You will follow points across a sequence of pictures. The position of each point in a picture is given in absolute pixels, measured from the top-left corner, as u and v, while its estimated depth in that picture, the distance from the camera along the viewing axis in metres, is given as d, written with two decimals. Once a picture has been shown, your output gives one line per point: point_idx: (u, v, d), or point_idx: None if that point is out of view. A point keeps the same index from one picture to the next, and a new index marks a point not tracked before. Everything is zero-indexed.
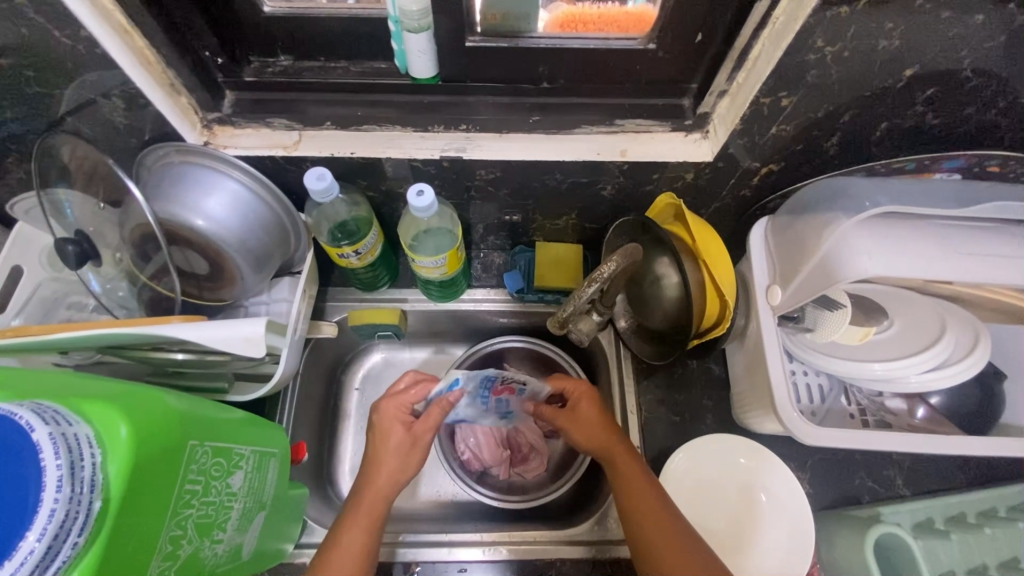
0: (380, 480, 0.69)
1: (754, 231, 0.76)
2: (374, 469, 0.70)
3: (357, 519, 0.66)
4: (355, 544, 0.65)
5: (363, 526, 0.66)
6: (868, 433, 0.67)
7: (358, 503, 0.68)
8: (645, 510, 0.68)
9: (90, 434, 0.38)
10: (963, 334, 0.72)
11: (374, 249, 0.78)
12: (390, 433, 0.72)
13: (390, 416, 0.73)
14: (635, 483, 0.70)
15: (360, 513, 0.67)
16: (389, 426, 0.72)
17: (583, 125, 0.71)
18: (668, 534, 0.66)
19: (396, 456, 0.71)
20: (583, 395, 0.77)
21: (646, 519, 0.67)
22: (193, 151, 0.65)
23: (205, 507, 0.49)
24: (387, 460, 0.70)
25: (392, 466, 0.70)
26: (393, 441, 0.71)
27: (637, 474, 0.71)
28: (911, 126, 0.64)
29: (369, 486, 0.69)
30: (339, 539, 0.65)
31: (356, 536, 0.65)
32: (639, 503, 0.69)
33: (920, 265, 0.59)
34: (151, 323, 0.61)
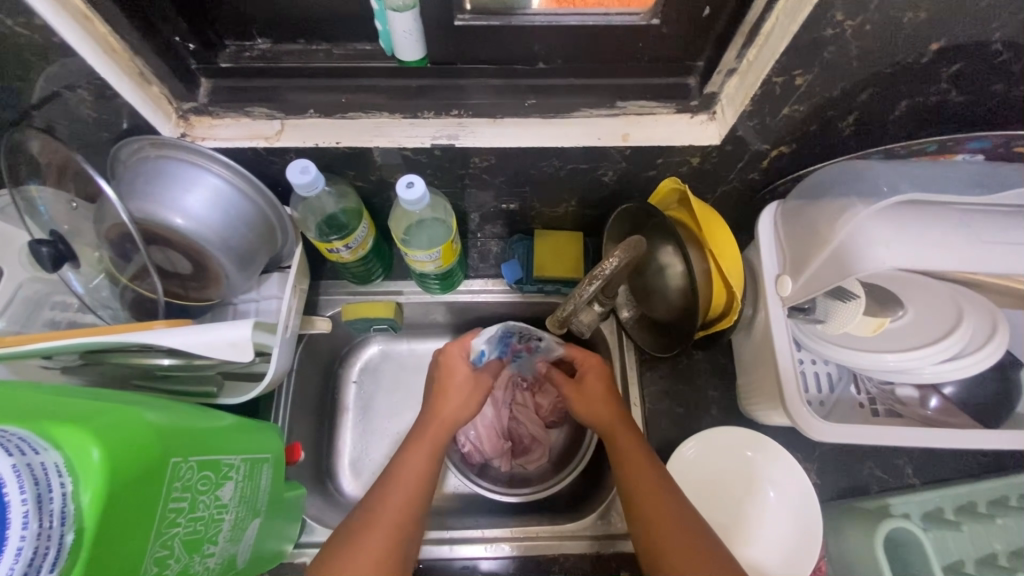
0: (445, 414, 0.75)
1: (763, 217, 0.72)
2: (440, 402, 0.76)
3: (421, 447, 0.71)
4: (414, 475, 0.68)
5: (426, 455, 0.70)
6: (882, 429, 0.64)
7: (424, 429, 0.73)
8: (669, 533, 0.63)
9: (60, 462, 0.36)
10: (981, 320, 0.69)
11: (365, 243, 0.75)
12: (453, 367, 0.80)
13: (454, 355, 0.81)
14: (654, 499, 0.66)
15: (423, 442, 0.72)
16: (455, 361, 0.80)
17: (583, 108, 0.66)
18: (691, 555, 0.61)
19: (459, 392, 0.78)
20: (591, 366, 0.80)
21: (667, 539, 0.63)
22: (169, 144, 0.61)
23: (193, 523, 0.47)
24: (453, 393, 0.77)
25: (457, 400, 0.77)
26: (458, 378, 0.79)
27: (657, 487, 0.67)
28: (933, 104, 0.60)
29: (435, 417, 0.75)
30: (401, 466, 0.69)
31: (418, 466, 0.69)
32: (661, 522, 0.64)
33: (938, 254, 0.55)
34: (130, 329, 0.58)
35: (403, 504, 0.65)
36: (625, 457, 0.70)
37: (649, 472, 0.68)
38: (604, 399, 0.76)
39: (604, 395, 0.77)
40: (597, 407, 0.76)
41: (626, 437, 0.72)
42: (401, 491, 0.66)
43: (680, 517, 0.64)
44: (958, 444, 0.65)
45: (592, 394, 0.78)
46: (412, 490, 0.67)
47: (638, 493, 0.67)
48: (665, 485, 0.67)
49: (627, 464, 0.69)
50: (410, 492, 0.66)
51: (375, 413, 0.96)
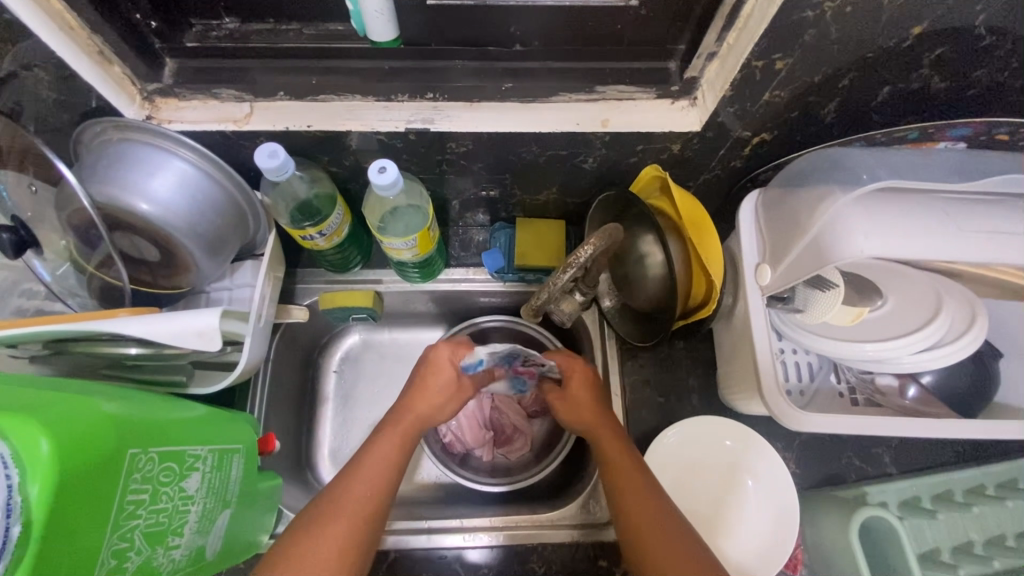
0: (418, 405, 0.75)
1: (744, 204, 0.72)
2: (415, 395, 0.76)
3: (393, 437, 0.70)
4: (383, 462, 0.68)
5: (395, 444, 0.70)
6: (859, 419, 0.64)
7: (396, 419, 0.73)
8: (639, 512, 0.65)
9: (5, 453, 0.35)
10: (959, 309, 0.69)
11: (341, 229, 0.74)
12: (439, 369, 0.78)
13: (443, 356, 0.79)
14: (627, 480, 0.68)
15: (394, 433, 0.71)
16: (442, 364, 0.78)
17: (561, 92, 0.65)
18: (662, 534, 0.63)
19: (438, 391, 0.77)
20: (579, 375, 0.79)
21: (640, 517, 0.64)
22: (134, 127, 0.59)
23: (155, 515, 0.46)
24: (432, 393, 0.76)
25: (435, 401, 0.76)
26: (442, 379, 0.77)
27: (630, 469, 0.69)
28: (915, 90, 0.59)
29: (409, 407, 0.74)
30: (368, 454, 0.68)
31: (388, 456, 0.68)
32: (634, 500, 0.66)
33: (916, 244, 0.55)
34: (93, 317, 0.56)
35: (372, 492, 0.64)
36: (602, 443, 0.72)
37: (623, 456, 0.70)
38: (586, 397, 0.77)
39: (590, 399, 0.77)
40: (581, 417, 0.76)
41: (604, 426, 0.74)
42: (370, 480, 0.65)
43: (652, 497, 0.66)
44: (934, 432, 0.65)
45: (579, 404, 0.78)
46: (380, 480, 0.66)
47: (619, 491, 0.67)
48: (639, 466, 0.69)
49: (604, 450, 0.71)
50: (379, 481, 0.66)
51: (356, 403, 0.95)
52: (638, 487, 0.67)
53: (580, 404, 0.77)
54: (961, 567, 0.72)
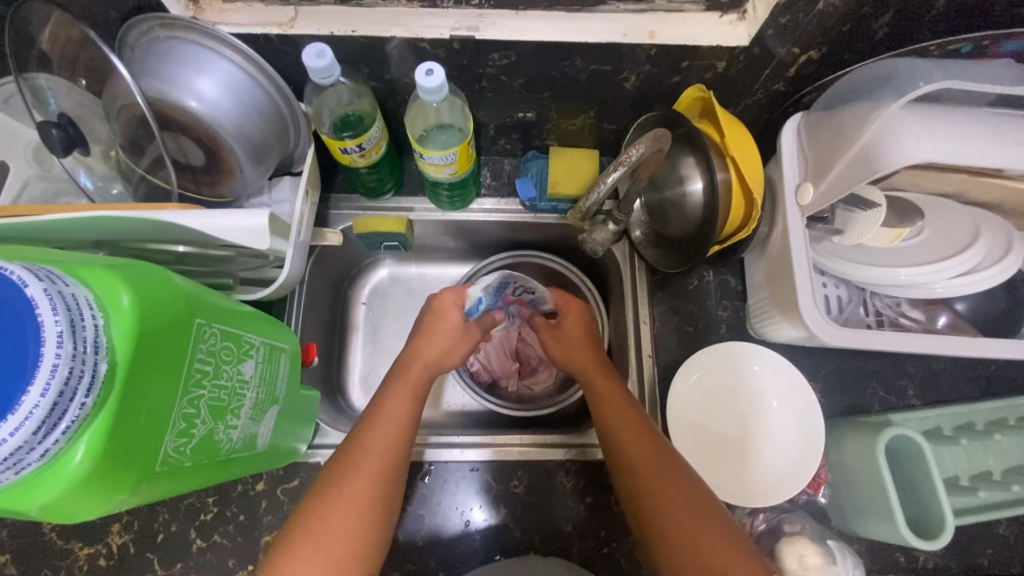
0: (425, 354, 0.76)
1: (785, 128, 0.71)
2: (421, 343, 0.77)
3: (401, 390, 0.70)
4: (397, 413, 0.67)
5: (406, 396, 0.69)
6: (892, 336, 0.65)
7: (404, 374, 0.73)
8: (640, 448, 0.65)
9: (90, 297, 0.36)
10: (997, 238, 0.68)
11: (378, 147, 0.74)
12: (444, 315, 0.80)
13: (448, 301, 0.82)
14: (628, 420, 0.68)
15: (404, 388, 0.70)
16: (448, 309, 0.81)
17: (608, 2, 0.64)
18: (663, 469, 0.63)
19: (446, 336, 0.79)
20: (574, 310, 0.84)
21: (639, 456, 0.65)
22: (181, 24, 0.59)
23: (217, 390, 0.48)
24: (438, 340, 0.78)
25: (443, 346, 0.77)
26: (448, 324, 0.80)
27: (629, 411, 0.69)
28: (973, 1, 0.57)
29: (417, 360, 0.74)
30: (381, 407, 0.67)
31: (399, 408, 0.67)
32: (633, 438, 0.66)
33: (965, 151, 0.55)
34: (148, 208, 0.57)
35: (386, 444, 0.64)
36: (600, 391, 0.72)
37: (621, 402, 0.70)
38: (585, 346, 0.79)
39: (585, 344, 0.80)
40: (574, 350, 0.79)
41: (602, 375, 0.74)
42: (383, 433, 0.64)
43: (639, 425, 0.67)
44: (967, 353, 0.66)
45: (572, 338, 0.81)
46: (394, 432, 0.65)
47: (608, 417, 0.69)
48: (636, 410, 0.69)
49: (602, 399, 0.71)
50: (392, 432, 0.65)
51: (384, 333, 0.97)
52: (637, 426, 0.67)
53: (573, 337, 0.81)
54: (979, 489, 0.74)
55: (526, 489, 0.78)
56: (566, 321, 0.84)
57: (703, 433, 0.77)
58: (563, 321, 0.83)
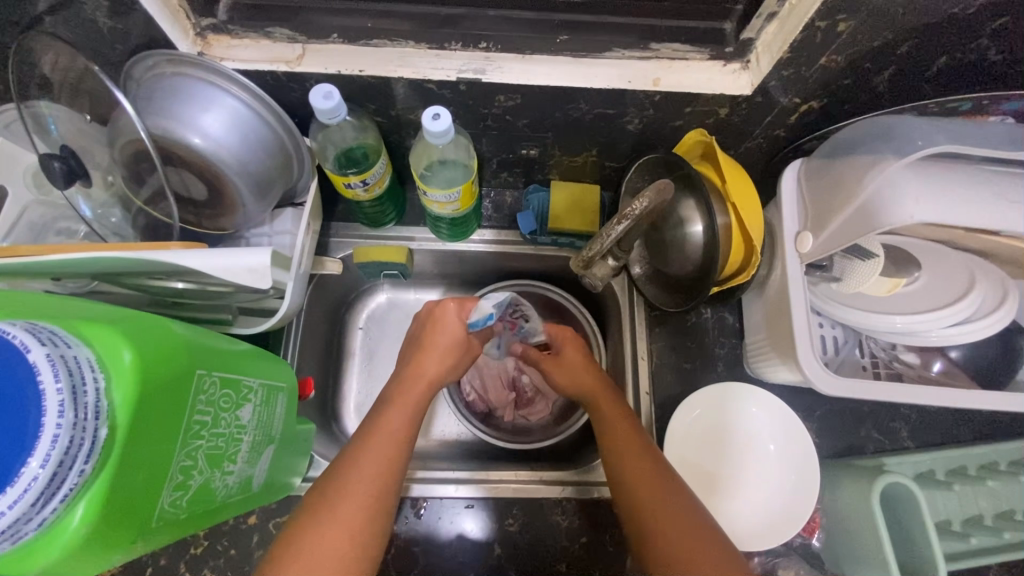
0: (424, 368, 0.74)
1: (786, 173, 0.72)
2: (422, 356, 0.75)
3: (400, 404, 0.69)
4: (394, 433, 0.66)
5: (404, 415, 0.68)
6: (887, 386, 0.66)
7: (404, 387, 0.72)
8: (639, 470, 0.65)
9: (91, 358, 0.36)
10: (992, 288, 0.69)
11: (382, 181, 0.74)
12: (445, 327, 0.76)
13: (450, 313, 0.77)
14: (629, 441, 0.68)
15: (403, 404, 0.69)
16: (449, 320, 0.76)
17: (614, 49, 0.64)
18: (663, 491, 0.63)
19: (446, 349, 0.76)
20: (568, 341, 0.82)
21: (638, 477, 0.65)
22: (187, 61, 0.59)
23: (215, 438, 0.47)
24: (438, 351, 0.75)
25: (440, 361, 0.75)
26: (449, 337, 0.76)
27: (631, 433, 0.69)
28: (970, 62, 0.58)
29: (419, 374, 0.73)
30: (379, 427, 0.66)
31: (396, 428, 0.66)
32: (633, 459, 0.66)
33: (962, 210, 0.55)
34: (149, 248, 0.57)
35: (383, 459, 0.63)
36: (601, 406, 0.73)
37: (623, 423, 0.70)
38: (584, 364, 0.78)
39: (585, 362, 0.78)
40: (576, 376, 0.77)
41: (605, 394, 0.75)
42: (379, 451, 0.63)
43: (645, 452, 0.67)
44: (960, 403, 0.66)
45: (572, 365, 0.79)
46: (390, 455, 0.64)
47: (613, 443, 0.69)
48: (639, 432, 0.69)
49: (604, 419, 0.72)
50: (389, 453, 0.64)
51: (381, 360, 0.97)
52: (637, 447, 0.67)
53: (573, 364, 0.79)
54: (971, 535, 0.75)
55: (520, 528, 0.78)
56: (563, 351, 0.81)
57: (698, 474, 0.77)
58: (561, 351, 0.81)
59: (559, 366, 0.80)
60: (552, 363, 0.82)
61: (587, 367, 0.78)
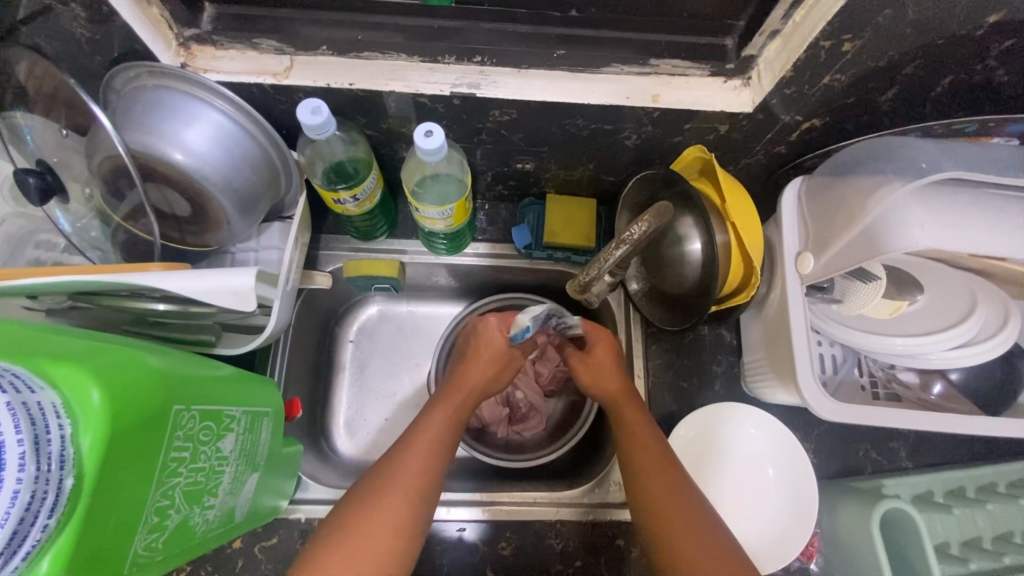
0: (466, 377, 0.72)
1: (787, 190, 0.70)
2: (467, 368, 0.73)
3: (439, 416, 0.67)
4: (436, 436, 0.65)
5: (447, 418, 0.67)
6: (886, 411, 0.65)
7: (447, 397, 0.70)
8: (658, 485, 0.63)
9: (57, 402, 0.34)
10: (993, 309, 0.68)
11: (373, 195, 0.72)
12: (488, 341, 0.74)
13: (492, 328, 0.75)
14: (648, 452, 0.66)
15: (447, 408, 0.68)
16: (492, 334, 0.74)
17: (612, 64, 0.63)
18: (681, 510, 0.61)
19: (490, 362, 0.74)
20: (601, 341, 0.77)
21: (654, 492, 0.63)
22: (169, 73, 0.57)
23: (194, 474, 0.45)
24: (482, 364, 0.73)
25: (484, 373, 0.73)
26: (492, 351, 0.74)
27: (651, 446, 0.66)
28: (976, 83, 0.57)
29: (462, 378, 0.72)
30: (422, 428, 0.65)
31: (438, 431, 0.65)
32: (653, 471, 0.64)
33: (965, 237, 0.54)
34: (128, 270, 0.55)
35: (421, 473, 0.61)
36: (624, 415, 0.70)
37: (643, 432, 0.68)
38: (612, 365, 0.74)
39: (612, 364, 0.75)
40: (602, 379, 0.74)
41: (629, 401, 0.72)
42: (421, 452, 0.62)
43: (668, 466, 0.64)
44: (961, 428, 0.65)
45: (599, 367, 0.75)
46: (431, 458, 0.62)
47: (635, 455, 0.66)
48: (659, 444, 0.67)
49: (625, 428, 0.69)
50: (431, 454, 0.63)
51: (372, 374, 0.94)
52: (657, 460, 0.65)
53: (600, 366, 0.75)
54: (971, 560, 0.72)
55: (513, 552, 0.76)
56: (592, 349, 0.77)
57: None
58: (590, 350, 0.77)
59: (583, 365, 0.76)
60: (578, 361, 0.77)
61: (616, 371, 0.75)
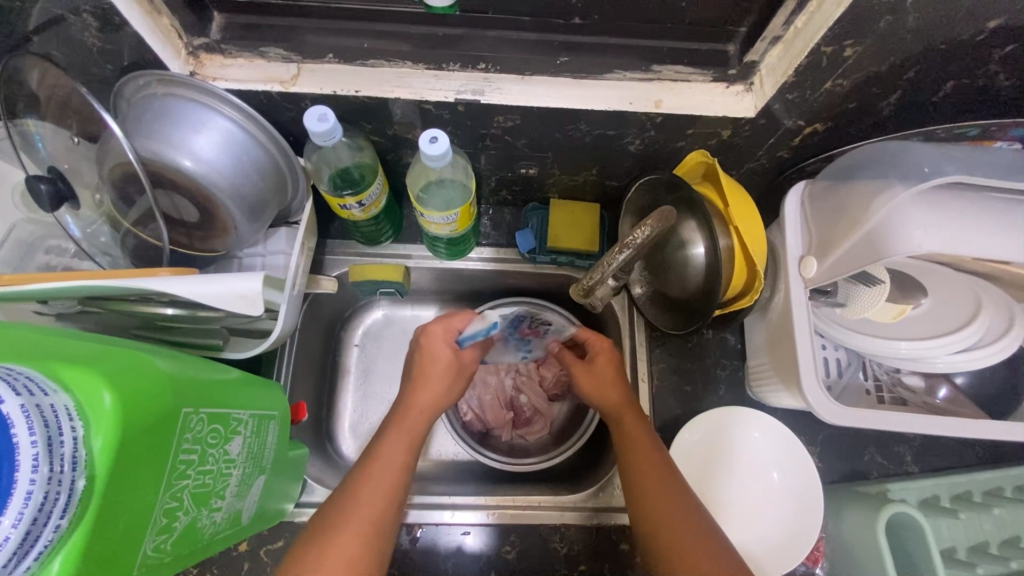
0: (419, 400, 0.70)
1: (790, 195, 0.71)
2: (417, 388, 0.70)
3: (395, 440, 0.66)
4: (393, 462, 0.64)
5: (403, 445, 0.66)
6: (891, 415, 0.65)
7: (399, 421, 0.68)
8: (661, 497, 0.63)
9: (70, 405, 0.35)
10: (998, 313, 0.68)
11: (379, 201, 0.73)
12: (433, 355, 0.72)
13: (436, 338, 0.73)
14: (652, 464, 0.65)
15: (401, 432, 0.67)
16: (437, 345, 0.73)
17: (615, 70, 0.63)
18: (688, 534, 0.60)
19: (439, 377, 0.72)
20: (602, 351, 0.76)
21: (658, 504, 0.63)
22: (179, 81, 0.58)
23: (202, 476, 0.45)
24: (431, 381, 0.71)
25: (436, 388, 0.71)
26: (439, 363, 0.72)
27: (655, 457, 0.66)
28: (978, 87, 0.57)
29: (412, 403, 0.69)
30: (377, 456, 0.64)
31: (395, 457, 0.65)
32: (654, 493, 0.63)
33: (968, 240, 0.55)
34: (138, 275, 0.56)
35: (377, 502, 0.61)
36: (625, 429, 0.69)
37: (647, 443, 0.67)
38: (615, 377, 0.73)
39: (614, 376, 0.73)
40: (603, 391, 0.73)
41: (631, 414, 0.70)
42: (378, 482, 0.62)
43: (671, 488, 0.63)
44: (965, 432, 0.65)
45: (601, 378, 0.74)
46: (388, 487, 0.62)
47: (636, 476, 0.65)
48: (662, 456, 0.66)
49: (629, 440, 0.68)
50: (388, 483, 0.62)
51: (376, 378, 0.95)
52: (660, 471, 0.65)
53: (603, 377, 0.74)
54: (977, 565, 0.71)
55: (518, 556, 0.76)
56: (595, 360, 0.76)
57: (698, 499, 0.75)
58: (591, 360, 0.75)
59: (588, 375, 0.75)
60: (581, 370, 0.76)
61: (617, 382, 0.73)
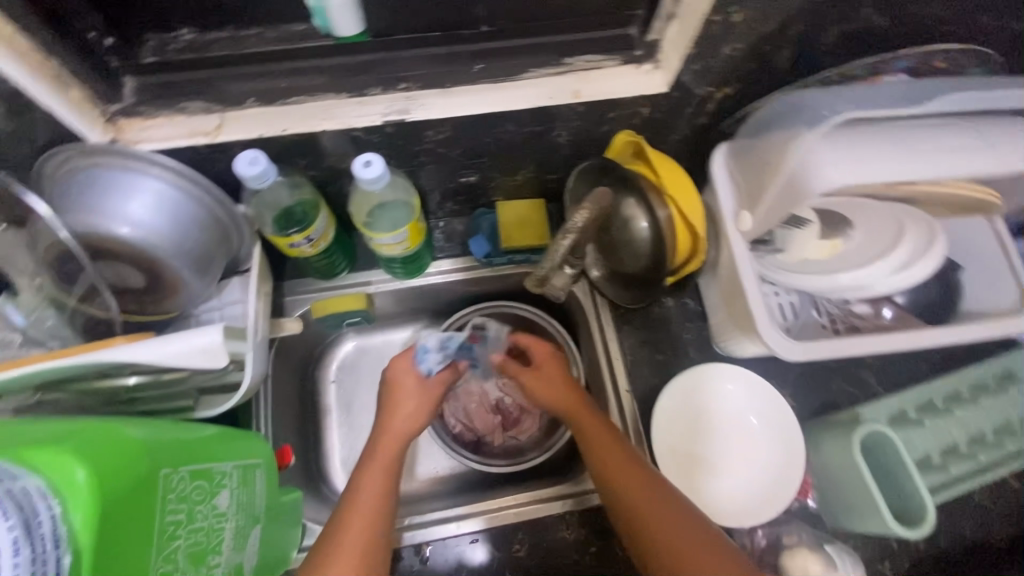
0: (391, 429, 0.72)
1: (715, 160, 0.75)
2: (389, 419, 0.73)
3: (374, 471, 0.67)
4: (373, 493, 0.65)
5: (383, 474, 0.67)
6: (845, 342, 0.69)
7: (376, 451, 0.70)
8: (624, 484, 0.66)
9: (42, 486, 0.34)
10: (921, 232, 0.73)
11: (326, 234, 0.74)
12: (405, 386, 0.76)
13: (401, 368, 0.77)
14: (613, 457, 0.68)
15: (380, 462, 0.68)
16: (401, 378, 0.77)
17: (531, 69, 0.66)
18: (659, 520, 0.62)
19: (411, 406, 0.75)
20: (545, 355, 0.81)
21: (626, 491, 0.65)
22: (101, 151, 0.57)
23: (193, 534, 0.45)
24: (404, 411, 0.74)
25: (408, 416, 0.74)
26: (409, 390, 0.76)
27: (616, 449, 0.68)
28: (857, 30, 0.63)
29: (384, 433, 0.72)
30: (358, 490, 0.65)
31: (377, 489, 0.65)
32: (624, 485, 0.66)
33: (878, 167, 0.59)
34: (92, 349, 0.55)
35: (367, 534, 0.60)
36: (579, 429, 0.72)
37: (603, 433, 0.70)
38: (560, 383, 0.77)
39: (561, 380, 0.78)
40: (554, 396, 0.77)
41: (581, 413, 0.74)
42: (363, 516, 0.62)
43: (640, 476, 0.66)
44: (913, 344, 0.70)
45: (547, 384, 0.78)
46: (373, 520, 0.62)
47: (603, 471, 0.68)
48: (624, 447, 0.69)
49: (584, 433, 0.71)
50: (375, 514, 0.63)
51: (360, 409, 0.94)
52: (623, 461, 0.67)
53: (552, 383, 0.78)
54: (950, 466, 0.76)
55: (528, 552, 0.77)
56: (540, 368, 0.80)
57: (687, 460, 0.78)
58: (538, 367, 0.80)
59: (535, 380, 0.79)
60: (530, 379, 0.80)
61: (564, 386, 0.77)
